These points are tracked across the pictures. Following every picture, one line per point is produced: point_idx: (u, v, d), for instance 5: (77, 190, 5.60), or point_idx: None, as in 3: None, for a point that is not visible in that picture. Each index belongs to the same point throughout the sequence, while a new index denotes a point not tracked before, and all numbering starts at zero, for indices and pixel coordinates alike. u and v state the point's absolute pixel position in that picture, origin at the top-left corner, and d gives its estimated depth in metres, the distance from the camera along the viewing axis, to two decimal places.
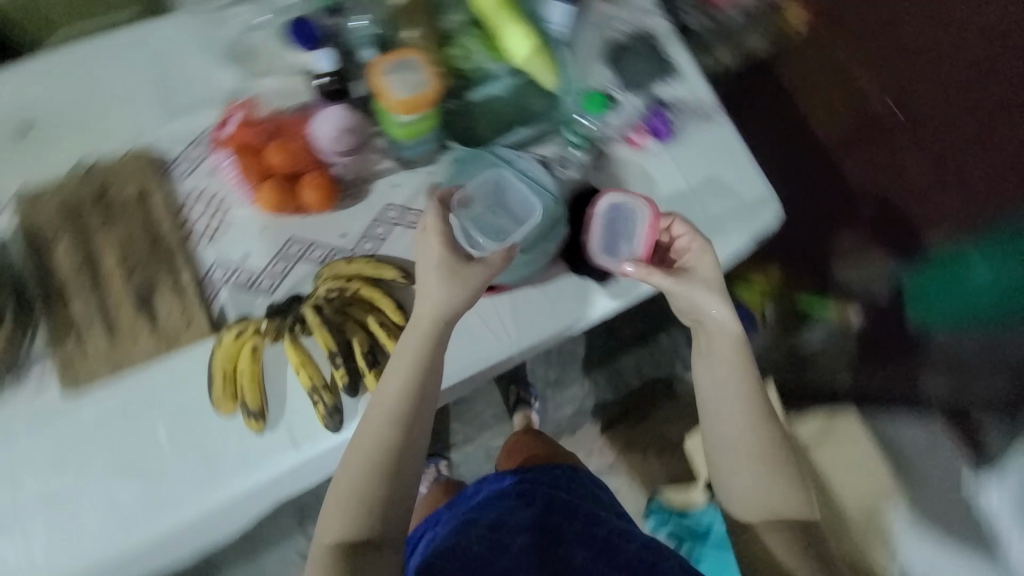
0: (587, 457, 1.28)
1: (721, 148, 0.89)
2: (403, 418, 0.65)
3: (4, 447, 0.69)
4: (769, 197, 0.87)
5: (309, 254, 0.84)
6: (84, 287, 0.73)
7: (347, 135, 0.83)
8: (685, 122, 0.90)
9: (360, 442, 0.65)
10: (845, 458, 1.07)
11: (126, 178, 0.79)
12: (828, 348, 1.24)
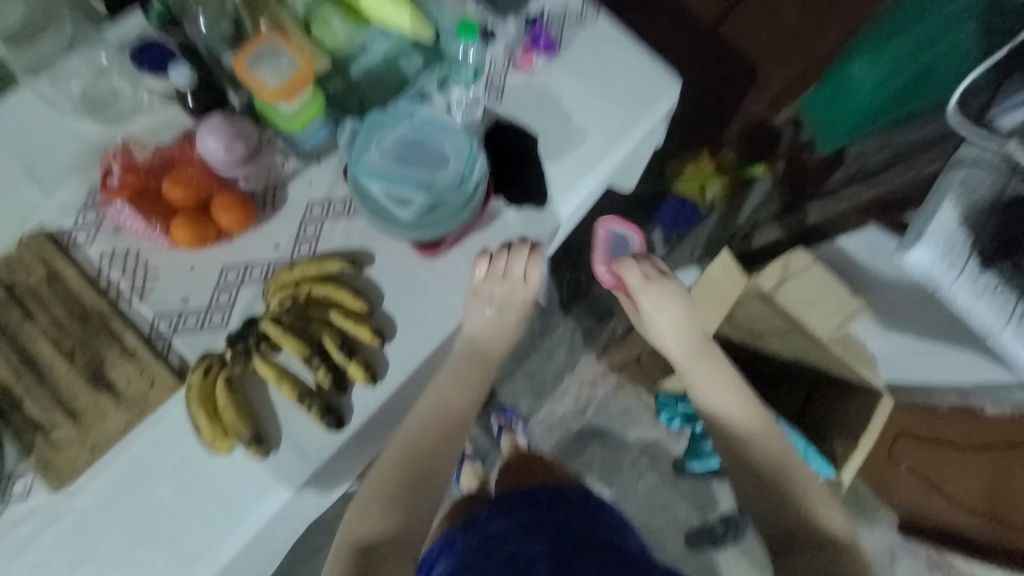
0: (594, 384, 1.50)
1: (604, 45, 0.95)
2: (441, 433, 0.70)
3: (12, 561, 0.68)
4: (663, 75, 0.94)
5: (248, 277, 0.79)
6: (30, 385, 0.71)
7: (238, 141, 0.76)
8: (565, 31, 0.95)
9: (397, 450, 0.68)
10: (809, 291, 1.05)
11: (29, 265, 0.75)
12: (764, 210, 1.26)
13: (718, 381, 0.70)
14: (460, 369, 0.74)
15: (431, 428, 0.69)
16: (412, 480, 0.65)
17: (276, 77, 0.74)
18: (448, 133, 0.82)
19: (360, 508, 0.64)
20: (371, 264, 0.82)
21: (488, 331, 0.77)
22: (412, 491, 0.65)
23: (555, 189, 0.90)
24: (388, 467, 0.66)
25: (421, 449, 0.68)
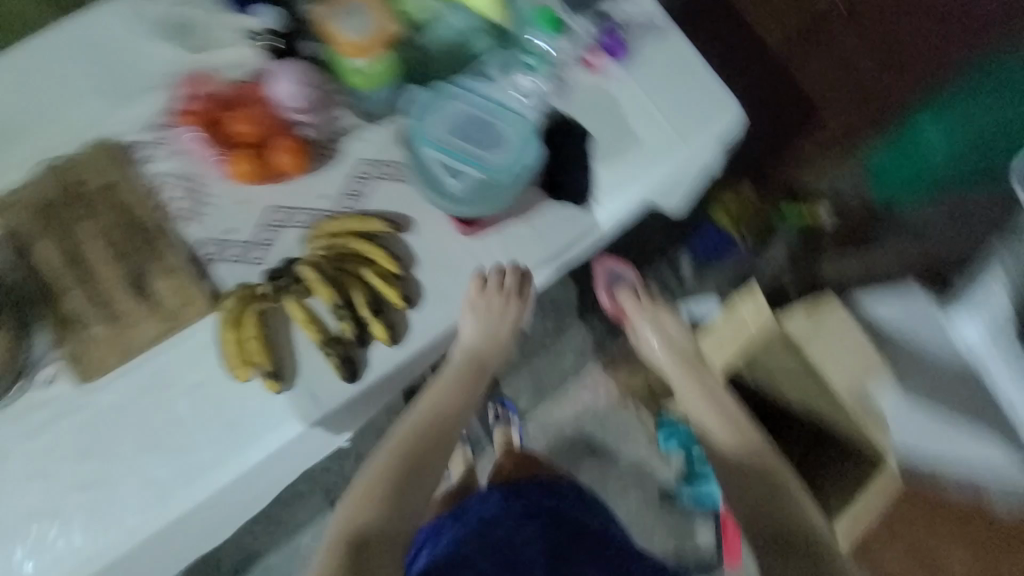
0: (596, 396, 1.49)
1: (674, 58, 0.95)
2: (427, 435, 0.66)
3: (31, 442, 0.72)
4: (727, 98, 0.95)
5: (293, 221, 0.82)
6: (77, 282, 0.75)
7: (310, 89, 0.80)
8: (636, 37, 0.95)
9: (406, 435, 0.65)
10: (836, 344, 0.99)
11: (95, 171, 0.79)
12: (794, 254, 1.21)
13: (712, 392, 0.77)
14: (467, 373, 0.75)
15: (440, 426, 0.67)
16: (421, 466, 0.62)
17: (357, 32, 0.79)
18: (508, 116, 0.83)
19: (361, 483, 0.60)
20: (412, 229, 0.84)
21: (482, 338, 0.78)
22: (419, 472, 0.62)
23: (601, 192, 0.91)
24: (393, 446, 0.64)
25: (427, 438, 0.65)
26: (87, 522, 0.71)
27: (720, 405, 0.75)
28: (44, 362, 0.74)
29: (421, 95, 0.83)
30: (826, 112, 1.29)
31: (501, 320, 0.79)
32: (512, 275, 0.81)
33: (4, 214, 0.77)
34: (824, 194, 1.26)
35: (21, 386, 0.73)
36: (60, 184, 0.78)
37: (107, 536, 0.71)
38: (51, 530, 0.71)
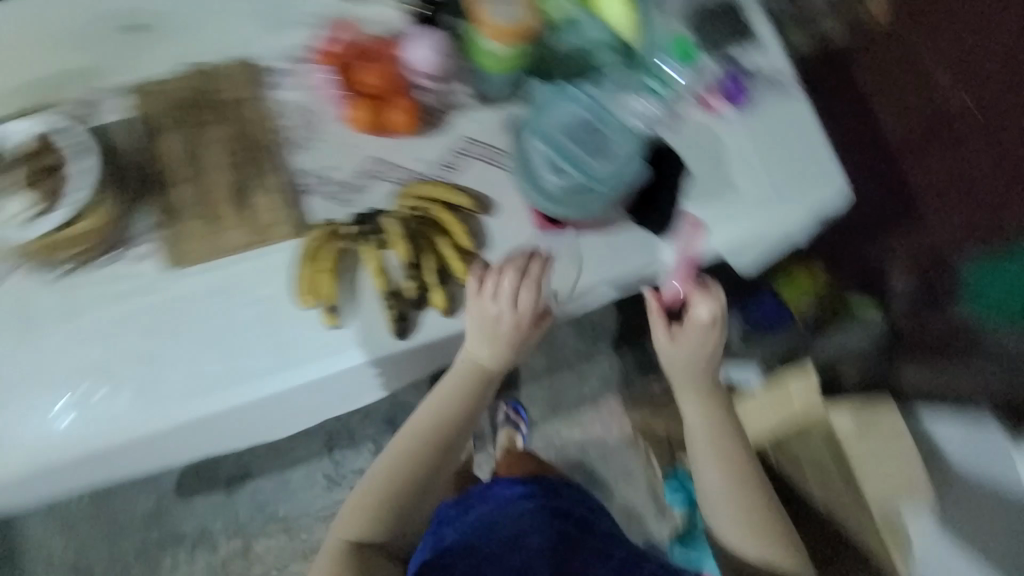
0: (610, 427, 1.49)
1: (791, 121, 0.95)
2: (422, 449, 0.73)
3: (111, 308, 0.78)
4: (835, 172, 0.95)
5: (390, 175, 0.86)
6: (189, 178, 0.81)
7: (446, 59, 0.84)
8: (759, 92, 0.96)
9: (388, 462, 0.73)
10: (885, 449, 0.99)
11: (231, 81, 0.85)
12: (865, 350, 1.18)
13: (721, 461, 0.71)
14: (458, 386, 0.75)
15: (422, 456, 0.73)
16: (400, 496, 0.72)
17: (507, 18, 0.81)
18: (614, 129, 0.83)
19: (351, 509, 0.72)
20: (495, 213, 0.86)
21: (479, 351, 0.74)
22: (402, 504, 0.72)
23: (686, 228, 0.90)
24: (379, 473, 0.73)
25: (408, 469, 0.72)
26: (135, 393, 0.76)
27: (729, 475, 0.71)
28: (141, 240, 0.79)
29: (548, 89, 0.87)
30: (922, 216, 1.26)
31: (502, 330, 0.72)
32: (511, 278, 0.72)
33: (144, 100, 0.83)
34: (910, 301, 1.23)
35: (115, 256, 0.79)
36: (198, 85, 0.84)
37: (148, 411, 0.76)
38: (105, 392, 0.76)
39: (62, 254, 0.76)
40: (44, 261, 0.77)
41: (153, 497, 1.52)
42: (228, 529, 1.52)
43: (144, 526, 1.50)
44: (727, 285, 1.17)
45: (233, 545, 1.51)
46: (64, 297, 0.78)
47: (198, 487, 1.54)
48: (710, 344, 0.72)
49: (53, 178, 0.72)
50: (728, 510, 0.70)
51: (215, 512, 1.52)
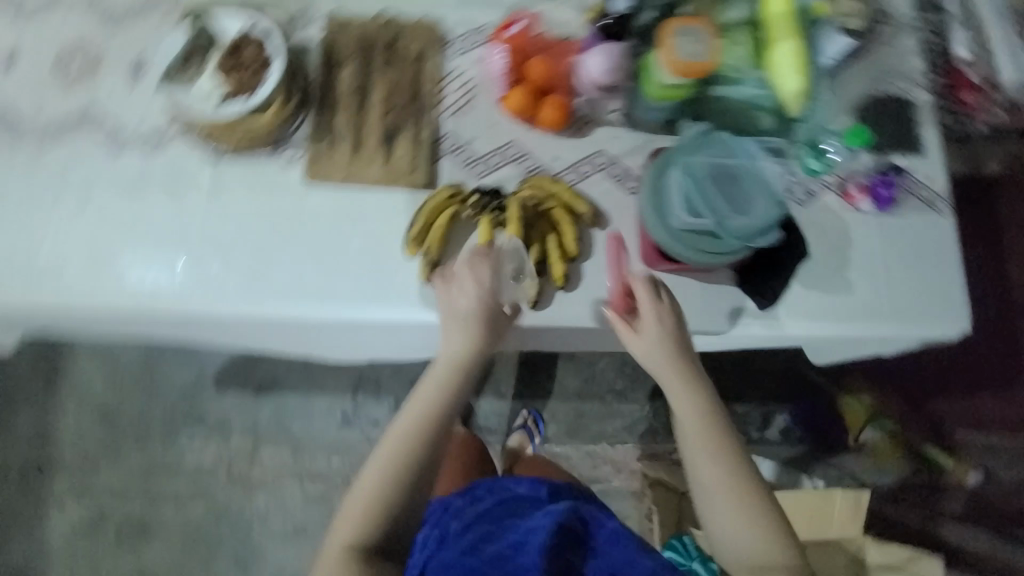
0: None
1: (930, 239, 0.94)
2: (419, 442, 0.71)
3: (247, 196, 0.84)
4: (956, 307, 0.92)
5: (520, 162, 0.89)
6: (351, 107, 0.86)
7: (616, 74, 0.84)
8: (905, 199, 0.95)
9: (386, 467, 0.70)
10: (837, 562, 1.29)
11: (416, 34, 0.90)
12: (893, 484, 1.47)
13: (731, 498, 0.72)
14: (434, 378, 0.75)
15: (415, 460, 0.71)
16: (399, 510, 0.70)
17: (689, 52, 0.77)
18: (764, 192, 0.74)
19: (353, 520, 0.69)
20: (603, 227, 0.88)
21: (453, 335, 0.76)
22: (401, 513, 0.70)
23: (784, 306, 0.90)
24: (375, 477, 0.70)
25: (407, 475, 0.70)
26: (241, 278, 0.82)
27: (741, 518, 0.71)
28: (289, 146, 0.86)
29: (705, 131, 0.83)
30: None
31: (463, 316, 0.76)
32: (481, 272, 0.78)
33: (334, 26, 0.89)
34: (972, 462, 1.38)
35: (265, 152, 0.85)
36: (386, 29, 0.90)
37: (245, 297, 0.82)
38: (214, 266, 0.82)
39: (222, 139, 0.83)
40: (206, 137, 0.84)
41: (193, 374, 1.62)
42: (245, 426, 1.62)
43: (177, 397, 1.61)
44: (786, 376, 1.56)
45: (244, 443, 1.61)
46: (209, 174, 0.85)
47: (233, 380, 1.64)
48: (675, 365, 0.77)
49: (245, 74, 0.78)
50: (744, 551, 0.70)
51: (240, 407, 1.63)
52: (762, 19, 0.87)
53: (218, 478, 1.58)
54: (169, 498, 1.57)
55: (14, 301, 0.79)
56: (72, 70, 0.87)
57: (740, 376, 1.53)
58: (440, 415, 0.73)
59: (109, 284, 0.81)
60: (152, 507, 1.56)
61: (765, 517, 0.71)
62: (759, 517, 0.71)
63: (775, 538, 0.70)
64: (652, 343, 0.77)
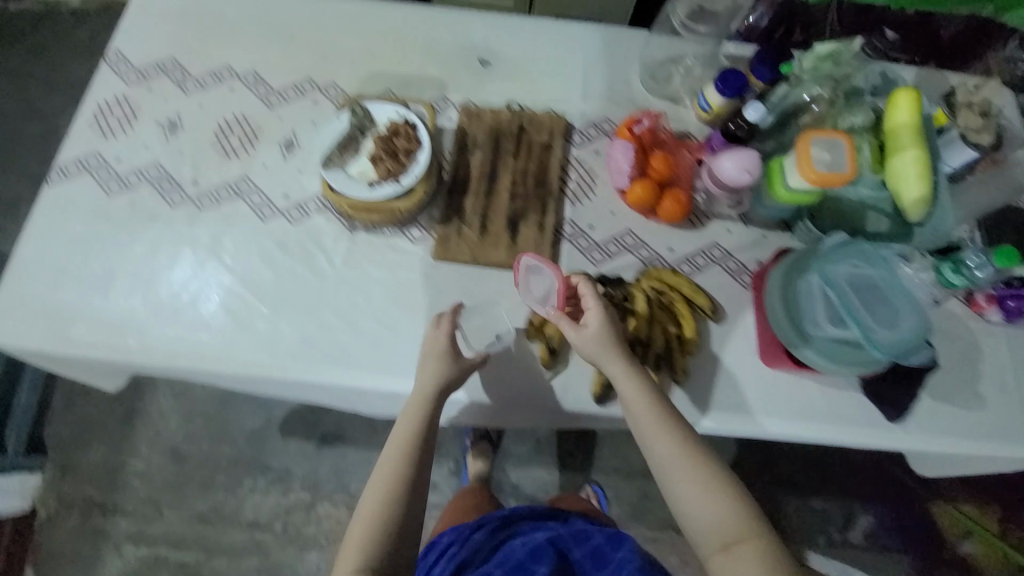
0: None
1: None
2: (406, 456, 0.74)
3: (378, 270, 0.89)
4: None
5: (637, 251, 0.91)
6: (479, 191, 0.91)
7: (749, 178, 0.83)
8: None
9: (384, 484, 0.73)
10: None
11: (543, 127, 0.95)
12: None
13: (698, 480, 0.70)
14: (411, 401, 0.79)
15: (400, 468, 0.74)
16: (404, 525, 0.71)
17: (826, 163, 0.78)
18: (906, 301, 0.72)
19: (358, 536, 0.70)
20: (720, 321, 0.88)
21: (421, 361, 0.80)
22: (401, 526, 0.71)
23: (914, 419, 0.84)
24: (375, 497, 0.72)
25: (401, 489, 0.72)
26: (363, 347, 0.85)
27: (706, 493, 0.70)
28: (419, 224, 0.91)
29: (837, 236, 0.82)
30: None
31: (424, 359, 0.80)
32: (444, 323, 0.81)
33: (468, 116, 0.96)
34: None
35: (396, 230, 0.90)
36: (515, 122, 0.95)
37: (367, 367, 0.84)
38: (344, 338, 0.85)
39: (361, 217, 0.88)
40: (346, 214, 0.91)
41: (263, 418, 1.65)
42: (306, 479, 1.60)
43: (246, 440, 1.63)
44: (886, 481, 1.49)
45: (304, 495, 1.59)
46: (345, 248, 0.90)
47: (299, 430, 1.64)
48: (613, 353, 0.76)
49: (394, 161, 0.84)
50: (714, 528, 0.69)
51: (304, 458, 1.62)
52: (886, 129, 0.90)
53: (274, 532, 1.56)
54: (224, 548, 1.55)
55: (159, 361, 0.83)
56: (228, 143, 0.95)
57: (840, 470, 1.49)
58: (424, 425, 0.77)
59: (246, 349, 0.84)
60: (207, 556, 1.54)
61: (730, 493, 0.70)
62: (726, 491, 0.70)
63: (741, 509, 0.69)
64: (597, 342, 0.76)
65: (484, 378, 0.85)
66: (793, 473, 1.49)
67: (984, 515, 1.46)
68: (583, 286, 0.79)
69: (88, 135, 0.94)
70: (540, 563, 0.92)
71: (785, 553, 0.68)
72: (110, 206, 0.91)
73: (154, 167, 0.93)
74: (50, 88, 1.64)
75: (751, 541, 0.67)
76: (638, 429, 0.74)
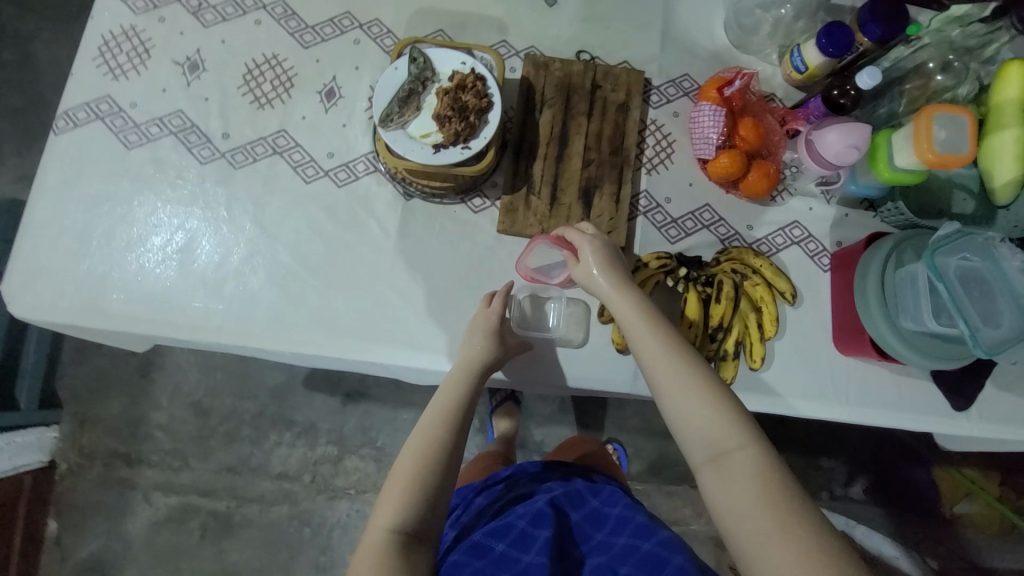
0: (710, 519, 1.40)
1: None
2: (441, 430, 0.64)
3: (437, 240, 0.82)
4: None
5: (715, 228, 0.85)
6: (549, 156, 0.82)
7: (854, 155, 0.77)
8: None
9: (420, 447, 0.63)
10: None
11: (619, 82, 0.85)
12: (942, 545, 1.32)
13: (690, 390, 0.62)
14: (454, 372, 0.70)
15: (437, 436, 0.64)
16: (439, 490, 0.61)
17: (944, 142, 0.71)
18: (1012, 301, 0.68)
19: (393, 500, 0.60)
20: (795, 305, 0.84)
21: (470, 344, 0.72)
22: (437, 496, 0.61)
23: (975, 407, 0.82)
24: (410, 459, 0.62)
25: (438, 455, 0.63)
26: (420, 320, 0.79)
27: (699, 404, 0.61)
28: (482, 191, 0.84)
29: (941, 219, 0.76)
30: None
31: (472, 340, 0.72)
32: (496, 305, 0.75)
33: (534, 66, 0.84)
34: None
35: (454, 199, 0.83)
36: (589, 75, 0.84)
37: (429, 344, 0.78)
38: (401, 315, 0.79)
39: (419, 181, 0.79)
40: (400, 177, 0.81)
41: (286, 373, 1.44)
42: (333, 433, 1.41)
43: (269, 395, 1.43)
44: (893, 445, 1.37)
45: (330, 451, 1.41)
46: (401, 216, 0.82)
47: (323, 386, 1.43)
48: (612, 275, 0.71)
49: (463, 121, 0.73)
50: (702, 440, 0.60)
51: (329, 414, 1.42)
52: (988, 105, 0.79)
53: (303, 483, 1.39)
54: (253, 497, 1.38)
55: (200, 336, 0.76)
56: (260, 90, 0.84)
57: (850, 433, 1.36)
58: (471, 395, 0.69)
59: (299, 326, 0.78)
60: (237, 504, 1.38)
61: (730, 407, 0.61)
62: (721, 403, 0.61)
63: (738, 421, 0.60)
64: (593, 260, 0.72)
65: (526, 362, 0.79)
66: (808, 435, 1.35)
67: (987, 479, 1.29)
68: (569, 231, 0.75)
69: (96, 76, 0.83)
70: (542, 527, 0.71)
71: (789, 474, 0.58)
72: (130, 159, 0.81)
73: (176, 116, 0.83)
74: (24, 10, 1.40)
75: (740, 451, 0.58)
76: (630, 339, 0.67)
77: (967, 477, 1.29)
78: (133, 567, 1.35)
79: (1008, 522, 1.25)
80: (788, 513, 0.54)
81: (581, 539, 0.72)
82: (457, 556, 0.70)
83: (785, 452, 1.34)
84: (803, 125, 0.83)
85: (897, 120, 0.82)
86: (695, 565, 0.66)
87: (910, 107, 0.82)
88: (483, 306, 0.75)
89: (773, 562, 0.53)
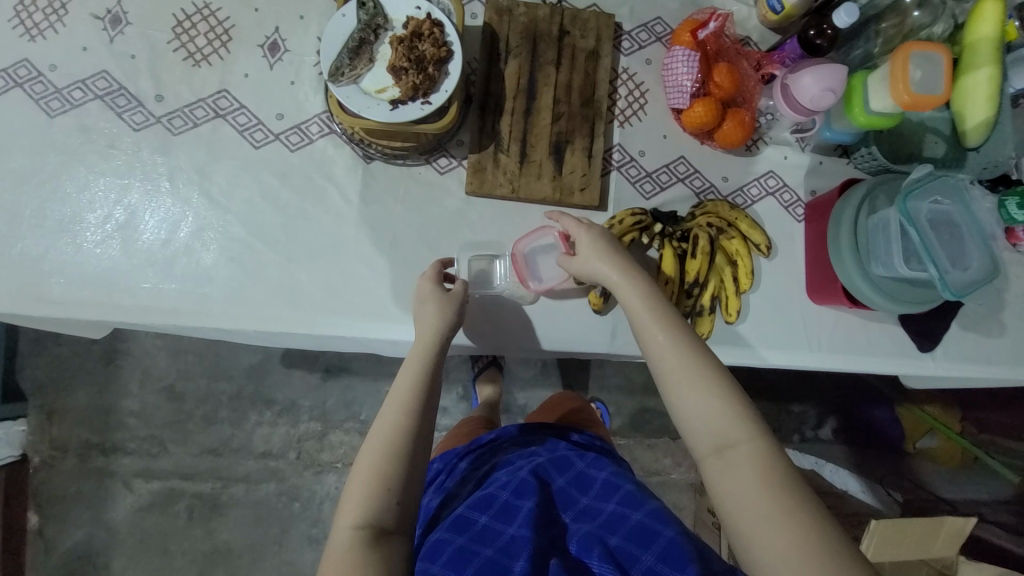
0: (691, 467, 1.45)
1: None
2: (406, 423, 0.62)
3: (403, 204, 0.78)
4: None
5: (690, 181, 0.83)
6: (517, 110, 0.77)
7: (830, 99, 0.74)
8: None
9: (383, 443, 0.61)
10: None
11: (588, 27, 0.79)
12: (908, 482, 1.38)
13: (696, 383, 0.60)
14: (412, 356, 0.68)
15: (397, 429, 0.62)
16: (409, 481, 0.60)
17: (919, 82, 0.69)
18: (981, 240, 0.69)
19: (354, 498, 0.58)
20: (770, 257, 0.83)
21: (423, 315, 0.69)
22: (407, 484, 0.60)
23: (941, 347, 0.85)
24: (375, 451, 0.61)
25: (406, 446, 0.61)
26: (391, 289, 0.76)
27: (700, 394, 0.60)
28: (448, 151, 0.79)
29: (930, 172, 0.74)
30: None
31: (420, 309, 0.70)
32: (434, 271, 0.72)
33: (497, 12, 0.78)
34: None
35: (419, 160, 0.78)
36: (556, 20, 0.79)
37: (401, 313, 0.75)
38: (370, 286, 0.76)
39: (379, 142, 0.74)
40: (358, 139, 0.76)
41: (259, 352, 1.39)
42: (315, 409, 1.39)
43: (244, 376, 1.39)
44: (861, 390, 1.42)
45: (313, 427, 1.39)
46: (362, 180, 0.77)
47: (300, 362, 1.40)
48: (615, 258, 0.69)
49: (421, 73, 0.67)
50: (707, 432, 0.59)
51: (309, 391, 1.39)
52: (962, 43, 0.76)
53: (289, 460, 1.38)
54: (238, 477, 1.37)
55: (154, 317, 0.71)
56: (195, 46, 0.76)
57: (821, 380, 1.41)
58: (433, 373, 0.67)
59: (261, 303, 0.73)
60: (223, 485, 1.36)
61: (737, 401, 0.59)
62: (729, 396, 0.60)
63: (739, 412, 0.59)
64: (591, 252, 0.70)
65: (500, 329, 0.77)
66: (781, 382, 1.39)
67: (948, 416, 1.34)
68: (563, 216, 0.73)
69: (8, 37, 0.73)
70: (525, 498, 0.71)
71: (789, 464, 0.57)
72: (55, 130, 0.73)
73: (102, 78, 0.74)
74: None
75: (747, 444, 0.57)
76: (633, 328, 0.66)
77: (927, 415, 1.34)
78: (122, 553, 1.34)
79: (969, 455, 1.33)
80: (793, 504, 0.53)
81: (568, 506, 0.72)
82: (441, 533, 0.70)
83: (760, 400, 1.38)
84: (779, 69, 0.81)
85: (873, 61, 0.79)
86: (684, 536, 0.66)
87: (886, 46, 0.79)
88: (433, 272, 0.72)
89: (774, 547, 0.51)
